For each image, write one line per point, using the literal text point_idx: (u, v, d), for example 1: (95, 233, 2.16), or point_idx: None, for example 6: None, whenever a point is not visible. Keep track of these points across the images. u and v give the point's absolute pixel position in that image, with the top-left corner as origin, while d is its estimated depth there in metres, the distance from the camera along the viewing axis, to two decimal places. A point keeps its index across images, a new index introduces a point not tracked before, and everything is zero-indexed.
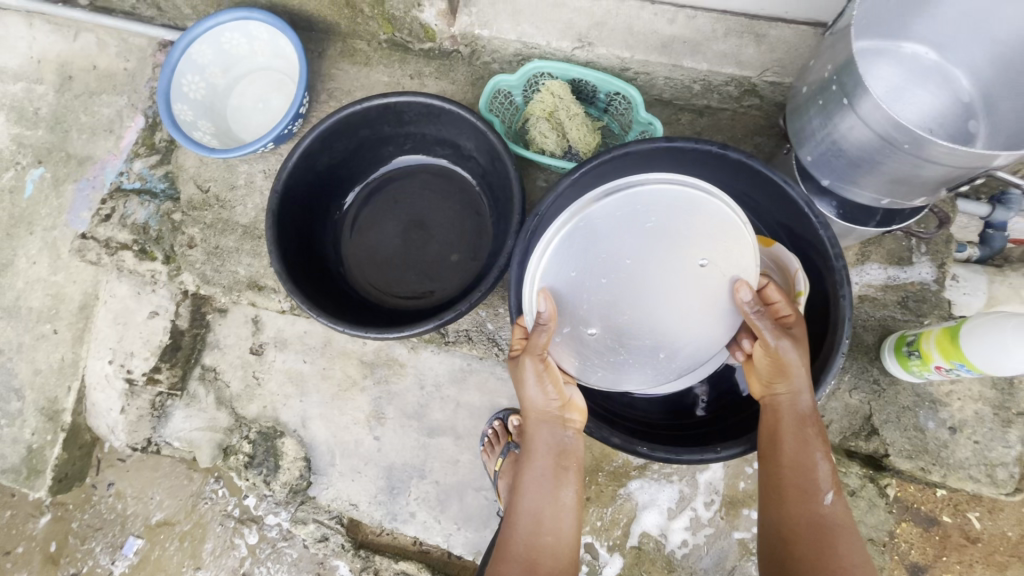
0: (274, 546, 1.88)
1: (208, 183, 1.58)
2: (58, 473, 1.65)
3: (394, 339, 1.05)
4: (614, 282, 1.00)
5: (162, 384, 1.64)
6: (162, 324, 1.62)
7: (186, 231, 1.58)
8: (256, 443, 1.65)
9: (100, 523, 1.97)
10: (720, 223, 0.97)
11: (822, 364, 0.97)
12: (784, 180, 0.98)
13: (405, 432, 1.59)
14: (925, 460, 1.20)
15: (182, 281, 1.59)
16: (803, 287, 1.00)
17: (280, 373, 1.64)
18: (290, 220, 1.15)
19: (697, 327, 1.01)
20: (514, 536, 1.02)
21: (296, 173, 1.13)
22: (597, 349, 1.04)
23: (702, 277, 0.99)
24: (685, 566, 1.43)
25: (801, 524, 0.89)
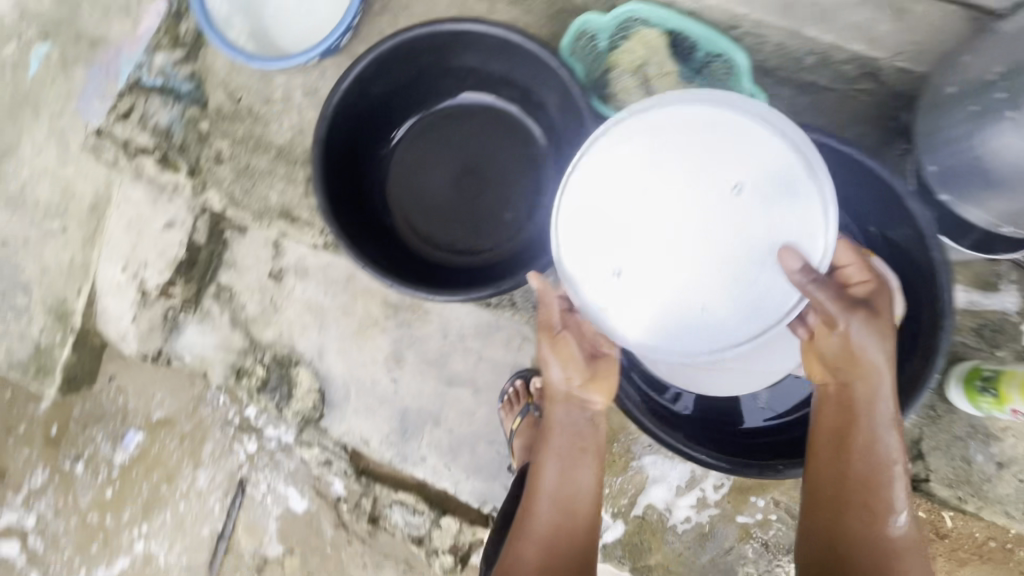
0: (272, 454, 1.91)
1: (239, 91, 1.45)
2: (67, 374, 1.61)
3: (446, 301, 1.02)
4: (639, 206, 0.92)
5: (175, 298, 1.58)
6: (179, 237, 1.54)
7: (214, 143, 1.46)
8: (271, 368, 1.62)
9: (101, 414, 1.98)
10: (791, 175, 0.90)
11: (904, 390, 0.95)
12: (907, 190, 0.93)
13: (423, 378, 1.57)
14: (965, 490, 1.19)
15: (207, 200, 1.50)
16: (900, 311, 0.97)
17: (300, 303, 1.58)
18: (337, 154, 1.07)
19: (758, 301, 0.91)
20: (533, 517, 0.99)
21: (346, 99, 1.03)
22: (625, 283, 0.93)
23: (756, 225, 0.90)
24: (684, 541, 1.48)
25: (864, 535, 0.88)
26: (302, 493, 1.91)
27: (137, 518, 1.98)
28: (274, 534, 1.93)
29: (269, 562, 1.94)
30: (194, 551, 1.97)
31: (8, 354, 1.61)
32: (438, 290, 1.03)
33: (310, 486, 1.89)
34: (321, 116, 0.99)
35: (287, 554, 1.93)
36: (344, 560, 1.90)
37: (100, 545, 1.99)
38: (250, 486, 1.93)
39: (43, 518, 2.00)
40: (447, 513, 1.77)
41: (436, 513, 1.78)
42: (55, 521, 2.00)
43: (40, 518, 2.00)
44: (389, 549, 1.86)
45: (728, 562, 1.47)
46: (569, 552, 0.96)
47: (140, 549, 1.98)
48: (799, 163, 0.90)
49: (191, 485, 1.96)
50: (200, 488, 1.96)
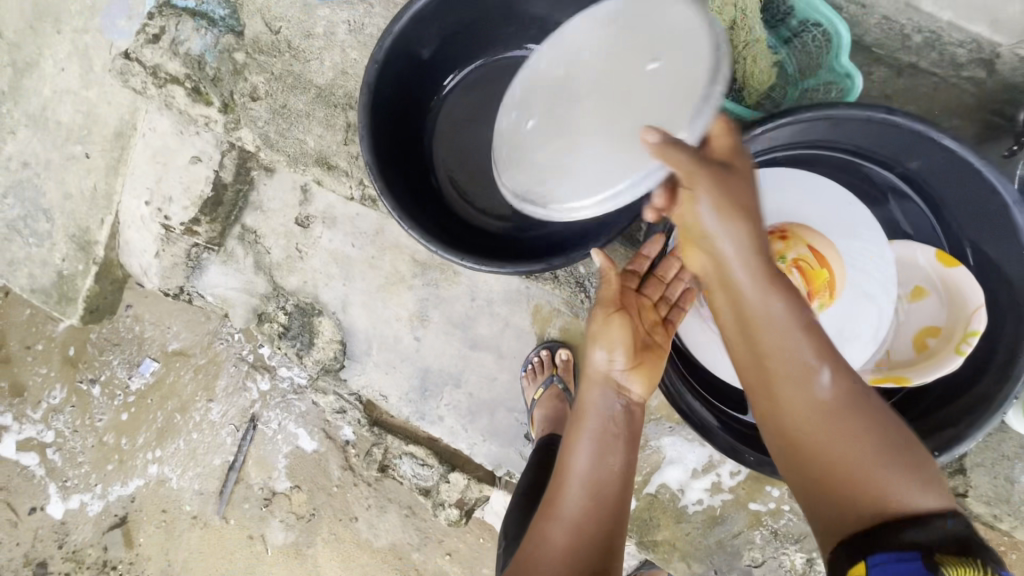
0: (284, 397, 1.95)
1: (279, 23, 1.36)
2: (90, 304, 1.60)
3: (493, 272, 0.97)
4: (564, 78, 0.95)
5: (199, 237, 1.54)
6: (205, 173, 1.48)
7: (249, 77, 1.36)
8: (293, 315, 1.59)
9: (118, 340, 2.00)
10: (701, 59, 0.81)
11: (973, 410, 0.91)
12: (1017, 201, 0.86)
13: (447, 339, 1.54)
14: (1002, 509, 1.14)
15: (241, 138, 1.39)
16: (980, 326, 0.92)
17: (325, 253, 1.54)
18: (384, 101, 1.01)
19: (613, 162, 0.85)
20: (564, 498, 0.96)
21: (400, 42, 0.98)
22: (524, 144, 0.96)
23: (646, 96, 0.84)
24: (693, 522, 1.48)
25: (802, 411, 0.78)
26: (312, 434, 1.95)
27: (151, 444, 2.01)
28: (284, 470, 1.96)
29: (277, 496, 1.98)
30: (206, 480, 2.00)
31: (30, 279, 1.59)
32: (482, 259, 0.99)
33: (320, 428, 1.94)
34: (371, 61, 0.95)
35: (294, 491, 1.97)
36: (351, 501, 1.95)
37: (115, 466, 2.01)
38: (262, 422, 1.96)
39: (61, 434, 2.02)
40: (456, 470, 1.80)
41: (445, 469, 1.80)
42: (73, 439, 2.02)
43: (58, 435, 2.02)
44: (393, 495, 1.93)
45: (734, 546, 1.47)
46: (599, 534, 0.92)
47: (153, 472, 2.01)
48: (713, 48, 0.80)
49: (205, 416, 1.98)
50: (213, 419, 1.98)
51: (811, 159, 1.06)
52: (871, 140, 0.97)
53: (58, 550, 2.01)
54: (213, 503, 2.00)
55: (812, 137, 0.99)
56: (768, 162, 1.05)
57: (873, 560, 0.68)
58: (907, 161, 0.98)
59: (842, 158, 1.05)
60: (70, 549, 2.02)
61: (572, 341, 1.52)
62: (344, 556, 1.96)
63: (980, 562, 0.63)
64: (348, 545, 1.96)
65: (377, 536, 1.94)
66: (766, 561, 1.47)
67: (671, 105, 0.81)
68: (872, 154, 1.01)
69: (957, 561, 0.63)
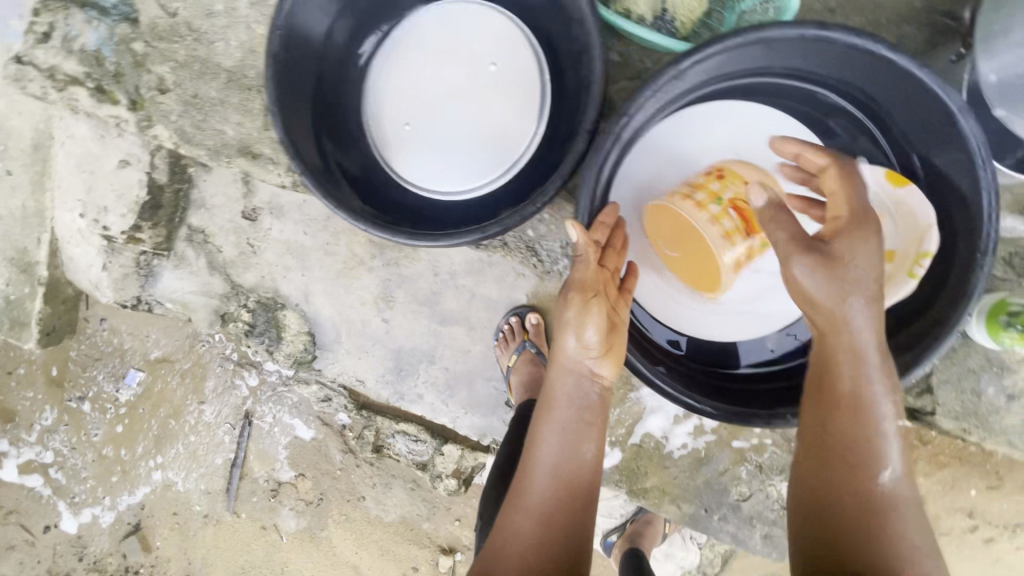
0: (275, 390, 1.93)
1: (173, 3, 1.27)
2: (45, 325, 1.56)
3: (430, 247, 0.90)
4: (425, 80, 1.06)
5: (144, 244, 1.47)
6: (136, 177, 1.41)
7: (152, 68, 1.28)
8: (256, 312, 1.55)
9: (98, 354, 1.96)
10: (525, 63, 1.04)
11: (924, 332, 0.90)
12: (960, 107, 0.82)
13: (416, 317, 1.51)
14: (971, 422, 1.15)
15: (155, 134, 1.31)
16: (932, 246, 0.90)
17: (278, 245, 1.49)
18: (295, 82, 0.97)
19: (487, 150, 1.05)
20: (532, 487, 0.97)
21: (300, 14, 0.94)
22: (413, 145, 1.06)
23: (498, 96, 1.05)
24: (680, 466, 1.50)
25: (854, 494, 0.78)
26: (309, 424, 1.93)
27: (151, 451, 2.00)
28: (286, 460, 1.96)
29: (284, 486, 1.98)
30: (211, 479, 2.00)
31: None
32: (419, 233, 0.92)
33: (316, 417, 1.92)
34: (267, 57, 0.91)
35: (300, 479, 1.97)
36: (356, 482, 1.95)
37: (119, 476, 2.01)
38: (256, 417, 1.95)
39: (61, 453, 2.01)
40: (449, 442, 1.80)
41: (438, 443, 1.80)
42: (73, 456, 2.01)
43: (57, 454, 2.02)
44: (397, 471, 1.93)
45: (721, 484, 1.50)
46: (564, 521, 0.94)
47: (158, 478, 2.01)
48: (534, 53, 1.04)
49: (198, 419, 1.97)
50: (207, 421, 1.97)
51: (748, 86, 1.00)
52: (807, 57, 0.92)
53: (80, 561, 2.03)
54: (222, 501, 2.00)
55: (745, 63, 0.93)
56: (704, 95, 1.00)
57: None
58: (847, 76, 0.94)
59: (781, 81, 0.99)
60: (91, 560, 2.03)
61: (541, 305, 1.49)
62: (357, 534, 1.97)
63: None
64: (360, 523, 1.97)
65: (386, 512, 1.95)
66: (753, 495, 1.49)
67: (519, 103, 1.05)
68: (810, 74, 0.96)
69: None
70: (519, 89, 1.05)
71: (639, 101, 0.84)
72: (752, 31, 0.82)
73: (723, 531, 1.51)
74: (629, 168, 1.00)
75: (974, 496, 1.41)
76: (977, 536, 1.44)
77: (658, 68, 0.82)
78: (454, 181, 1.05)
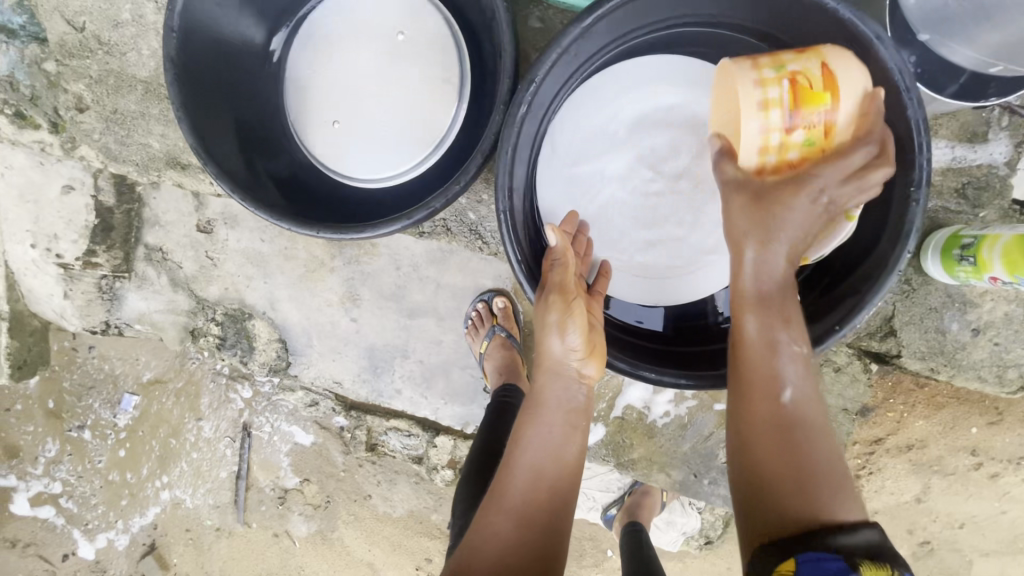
0: (269, 398, 1.70)
1: (80, 17, 1.26)
2: (16, 359, 1.65)
3: (352, 239, 0.91)
4: (341, 71, 1.03)
5: (103, 268, 1.46)
6: (82, 202, 1.40)
7: (69, 87, 1.31)
8: (225, 325, 1.54)
9: (91, 382, 1.75)
10: (435, 30, 1.01)
11: (869, 274, 0.86)
12: (877, 35, 0.79)
13: (383, 313, 1.49)
14: (939, 360, 1.16)
15: (82, 155, 1.36)
16: (865, 186, 0.87)
17: (237, 255, 1.47)
18: (204, 83, 0.96)
19: (419, 127, 1.02)
20: (514, 487, 0.95)
21: (193, 14, 0.92)
22: (346, 138, 1.03)
23: (416, 69, 1.01)
24: (664, 433, 1.49)
25: (761, 421, 0.82)
26: (308, 430, 1.70)
27: (156, 472, 1.80)
28: (289, 467, 1.74)
29: (290, 493, 1.75)
30: (218, 492, 1.79)
31: None
32: (340, 227, 0.93)
33: (313, 421, 1.69)
34: (166, 65, 0.89)
35: (306, 484, 1.74)
36: (361, 481, 1.71)
37: (129, 500, 1.82)
38: (255, 428, 1.73)
39: (68, 483, 1.82)
40: (441, 434, 1.59)
41: (430, 436, 1.59)
42: (81, 484, 1.82)
43: (65, 484, 1.83)
44: (400, 466, 1.68)
45: (708, 447, 1.48)
46: (541, 520, 0.94)
47: (166, 498, 1.81)
48: (444, 20, 1.01)
49: (199, 435, 1.76)
50: (208, 437, 1.76)
51: (669, 41, 0.98)
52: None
53: None
54: (231, 513, 1.79)
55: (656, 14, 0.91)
56: (623, 51, 0.97)
57: (802, 556, 0.71)
58: (764, 16, 0.91)
59: (701, 31, 0.97)
60: None
61: (508, 288, 1.47)
62: (368, 531, 1.74)
63: (890, 567, 0.67)
64: (368, 522, 1.73)
65: (393, 508, 1.72)
66: None
67: (440, 72, 1.01)
68: (727, 19, 0.94)
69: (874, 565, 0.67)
70: (432, 49, 1.01)
71: (544, 62, 0.81)
72: None
73: (716, 495, 1.50)
74: (553, 138, 0.99)
75: (975, 435, 1.30)
76: (982, 474, 1.33)
77: (563, 28, 0.80)
78: (395, 158, 1.01)
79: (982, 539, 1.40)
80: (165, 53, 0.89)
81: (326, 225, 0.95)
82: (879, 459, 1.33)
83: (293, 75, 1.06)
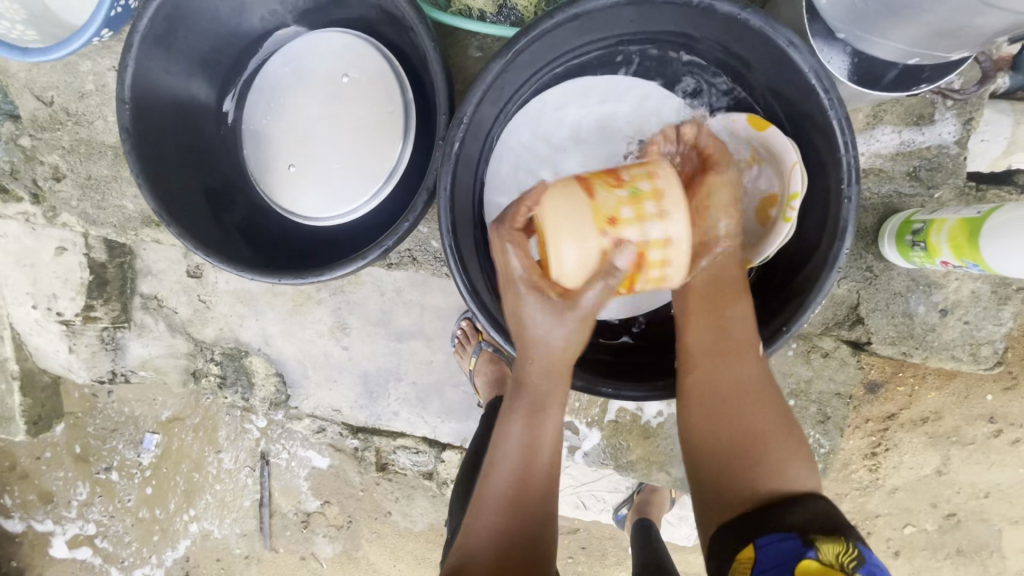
0: (284, 426, 1.74)
1: (48, 92, 1.33)
2: (31, 416, 1.72)
3: (312, 283, 0.96)
4: (292, 119, 1.08)
5: (103, 320, 1.52)
6: (76, 260, 1.46)
7: (44, 159, 1.37)
8: (224, 364, 1.58)
9: (113, 425, 1.82)
10: (376, 67, 1.04)
11: (812, 273, 0.88)
12: (789, 42, 0.83)
13: (373, 339, 1.51)
14: (909, 344, 1.15)
15: (65, 222, 1.43)
16: (799, 187, 0.88)
17: (228, 295, 1.51)
18: (164, 146, 1.02)
19: (368, 163, 1.05)
20: (499, 481, 0.91)
21: (139, 86, 0.97)
22: (298, 182, 1.07)
23: (361, 109, 1.05)
24: (660, 432, 1.50)
25: (719, 393, 0.83)
26: (324, 453, 1.74)
27: (183, 505, 1.85)
28: (309, 491, 1.78)
29: (313, 516, 1.80)
30: (244, 521, 1.83)
31: None
32: (301, 272, 0.98)
33: (328, 445, 1.72)
34: (121, 137, 0.95)
35: (327, 506, 1.78)
36: (379, 499, 1.74)
37: (160, 535, 1.88)
38: (272, 456, 1.77)
39: (102, 523, 1.89)
40: (449, 448, 1.61)
41: (437, 451, 1.62)
42: (114, 523, 1.89)
43: (99, 524, 1.90)
44: (414, 482, 1.71)
45: None
46: (533, 505, 0.90)
47: (195, 530, 1.86)
48: (383, 59, 1.04)
49: (220, 467, 1.81)
50: (228, 468, 1.81)
51: (595, 59, 1.01)
52: (636, 19, 0.93)
53: None
54: (258, 540, 1.84)
55: (578, 39, 0.94)
56: (553, 76, 1.00)
57: (763, 540, 0.70)
58: (687, 29, 0.94)
59: (631, 50, 1.00)
60: None
61: None
62: (391, 547, 1.78)
63: (846, 541, 0.65)
64: (390, 538, 1.77)
65: (414, 522, 1.75)
66: None
67: (386, 108, 1.05)
68: (654, 35, 0.97)
69: (830, 540, 0.65)
70: (375, 88, 1.05)
71: (471, 99, 0.86)
72: (564, 9, 0.85)
73: None
74: (496, 167, 1.02)
75: (990, 402, 1.30)
76: (1002, 441, 1.32)
77: (488, 64, 0.85)
78: (349, 198, 1.04)
79: (1009, 507, 1.38)
80: (120, 123, 0.95)
81: (288, 272, 0.99)
82: (887, 436, 1.33)
83: (249, 128, 1.11)
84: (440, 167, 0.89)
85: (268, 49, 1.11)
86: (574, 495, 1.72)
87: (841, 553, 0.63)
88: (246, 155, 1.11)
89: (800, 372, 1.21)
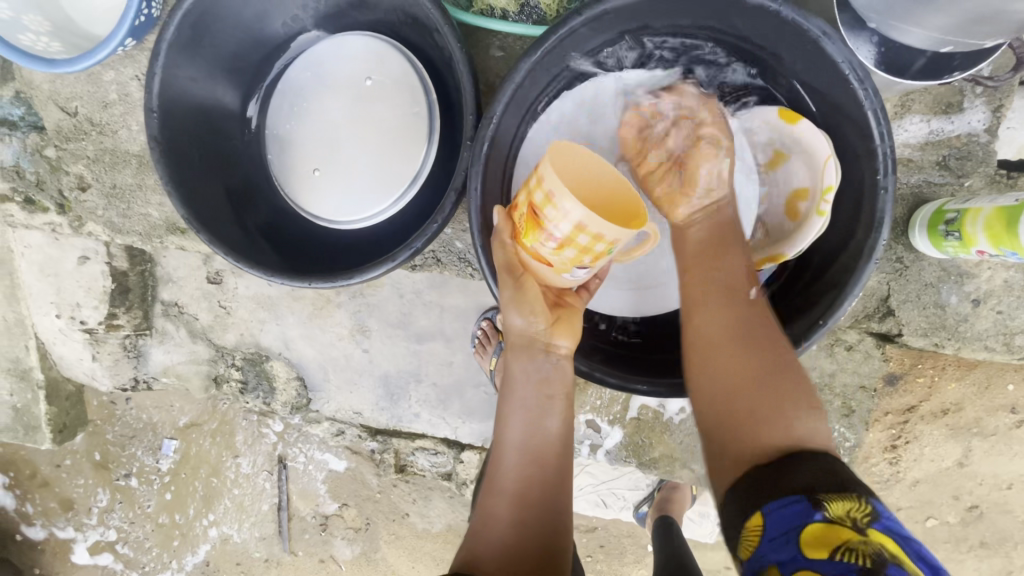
0: (300, 429, 1.75)
1: (73, 103, 1.34)
2: (54, 424, 1.73)
3: (342, 285, 0.96)
4: (316, 122, 1.08)
5: (124, 328, 1.53)
6: (98, 269, 1.47)
7: (70, 169, 1.39)
8: (245, 369, 1.59)
9: (133, 432, 1.84)
10: (399, 69, 1.05)
11: (847, 264, 0.89)
12: (822, 32, 0.83)
13: (392, 341, 1.52)
14: (941, 335, 1.13)
15: (91, 232, 1.45)
16: (833, 181, 0.89)
17: (247, 300, 1.51)
18: (190, 154, 1.02)
19: (394, 164, 1.05)
20: (503, 471, 0.92)
21: (168, 95, 0.99)
22: (325, 185, 1.08)
23: (385, 111, 1.06)
24: (681, 429, 1.49)
25: (715, 333, 0.82)
26: (341, 456, 1.75)
27: (201, 511, 1.86)
28: (327, 494, 1.78)
29: (331, 519, 1.80)
30: (263, 525, 1.84)
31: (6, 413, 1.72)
32: (331, 275, 0.98)
33: (346, 448, 1.73)
34: (150, 146, 0.96)
35: (345, 509, 1.79)
36: (397, 500, 1.75)
37: (180, 540, 1.89)
38: (290, 460, 1.78)
39: (123, 529, 1.91)
40: (468, 449, 1.61)
41: (456, 452, 1.62)
42: (135, 529, 1.90)
43: (119, 531, 1.91)
44: (432, 483, 1.71)
45: None
46: (538, 497, 0.90)
47: (215, 534, 1.87)
48: (407, 61, 1.05)
49: (238, 472, 1.82)
50: (247, 472, 1.82)
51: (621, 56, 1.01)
52: (663, 14, 0.93)
53: None
54: (278, 543, 1.85)
55: (604, 35, 0.95)
56: (578, 74, 1.00)
57: (770, 505, 0.67)
58: (715, 23, 0.94)
59: (659, 46, 0.99)
60: None
61: None
62: (409, 548, 1.78)
63: (855, 495, 0.63)
64: (409, 539, 1.77)
65: (432, 523, 1.75)
66: None
67: (410, 108, 1.05)
68: (681, 29, 0.96)
69: (837, 494, 0.63)
70: (399, 90, 1.05)
71: (501, 98, 0.86)
72: (594, 6, 0.85)
73: None
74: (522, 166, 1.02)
75: (1014, 392, 1.28)
76: None
77: (518, 63, 0.85)
78: (375, 200, 1.05)
79: None
80: (149, 131, 0.96)
81: (317, 275, 0.99)
82: (912, 429, 1.31)
83: (273, 133, 1.11)
84: (470, 167, 0.89)
85: (292, 55, 1.12)
86: (594, 493, 1.71)
87: (853, 509, 0.62)
88: (271, 160, 1.11)
89: (824, 365, 1.21)
